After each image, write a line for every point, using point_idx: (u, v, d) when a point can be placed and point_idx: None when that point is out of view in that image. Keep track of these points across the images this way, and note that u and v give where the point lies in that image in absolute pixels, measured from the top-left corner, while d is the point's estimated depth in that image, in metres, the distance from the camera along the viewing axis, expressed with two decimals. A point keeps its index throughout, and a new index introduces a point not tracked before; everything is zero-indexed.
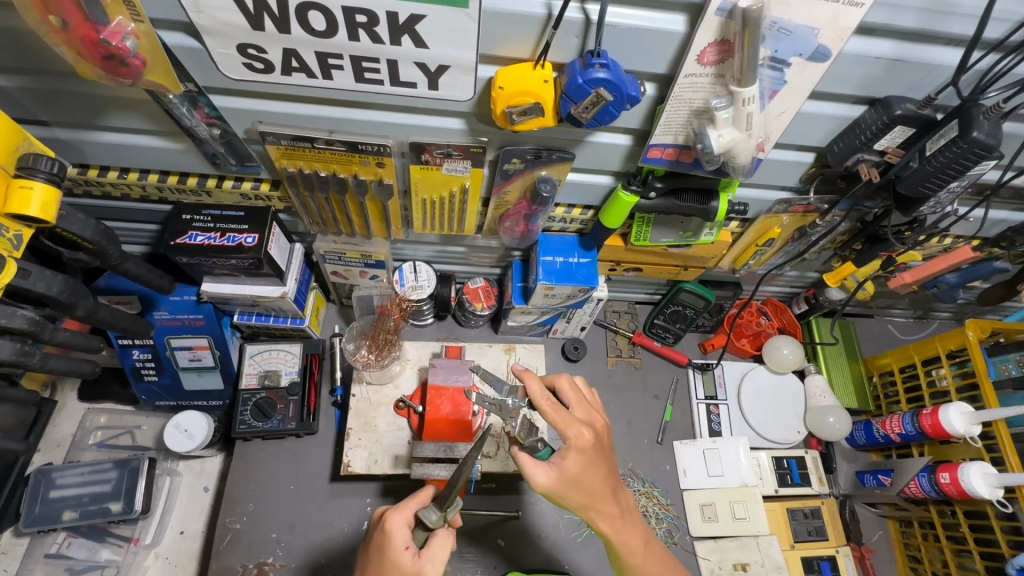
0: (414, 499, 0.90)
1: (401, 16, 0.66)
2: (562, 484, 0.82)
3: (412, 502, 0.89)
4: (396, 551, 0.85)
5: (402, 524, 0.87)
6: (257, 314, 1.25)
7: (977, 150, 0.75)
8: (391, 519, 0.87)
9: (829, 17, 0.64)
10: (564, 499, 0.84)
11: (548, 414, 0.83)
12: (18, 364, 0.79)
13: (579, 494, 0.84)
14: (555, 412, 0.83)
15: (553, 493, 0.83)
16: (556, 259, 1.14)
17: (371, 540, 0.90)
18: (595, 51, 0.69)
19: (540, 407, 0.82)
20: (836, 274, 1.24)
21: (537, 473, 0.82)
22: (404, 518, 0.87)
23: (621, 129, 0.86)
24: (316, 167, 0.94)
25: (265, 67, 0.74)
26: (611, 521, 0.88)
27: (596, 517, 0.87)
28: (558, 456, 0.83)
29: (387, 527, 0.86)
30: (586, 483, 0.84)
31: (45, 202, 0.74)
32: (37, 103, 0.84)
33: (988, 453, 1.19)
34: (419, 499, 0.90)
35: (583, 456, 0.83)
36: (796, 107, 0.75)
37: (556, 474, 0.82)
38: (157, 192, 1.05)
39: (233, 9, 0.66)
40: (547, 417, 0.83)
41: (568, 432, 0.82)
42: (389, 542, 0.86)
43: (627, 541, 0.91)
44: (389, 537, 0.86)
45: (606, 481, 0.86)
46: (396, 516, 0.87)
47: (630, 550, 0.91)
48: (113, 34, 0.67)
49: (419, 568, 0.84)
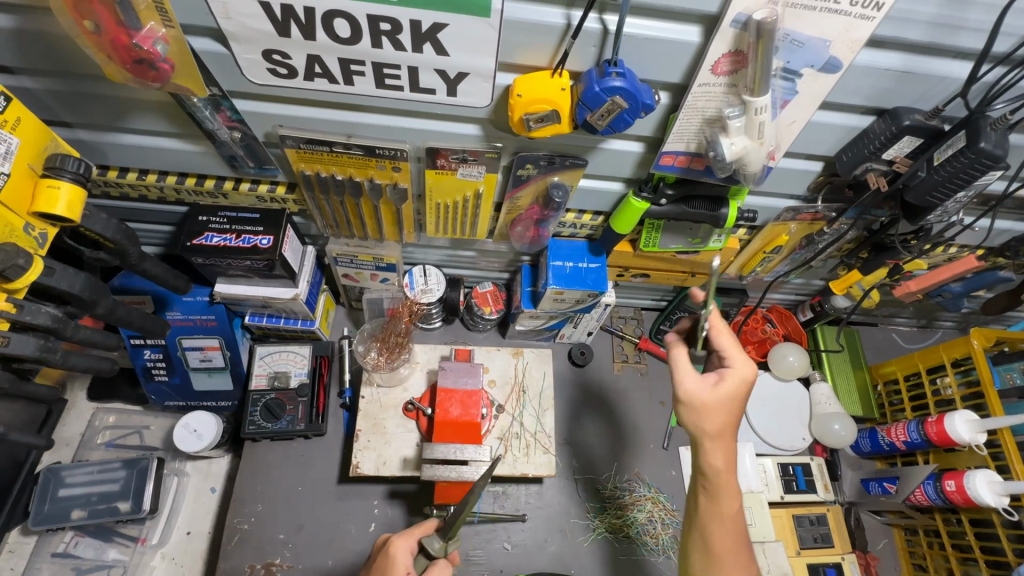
0: (420, 528, 0.92)
1: (425, 24, 0.68)
2: (709, 402, 0.84)
3: (416, 530, 0.92)
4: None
5: (405, 550, 0.89)
6: (268, 315, 1.26)
7: (984, 161, 0.77)
8: (396, 543, 0.89)
9: (840, 29, 0.66)
10: (698, 417, 0.85)
11: (725, 341, 0.86)
12: (41, 361, 0.80)
13: (717, 421, 0.84)
14: (735, 340, 0.87)
15: (700, 408, 0.85)
16: (566, 264, 1.15)
17: (374, 563, 0.91)
18: (612, 60, 0.70)
19: (722, 336, 0.87)
20: (842, 282, 1.28)
21: (685, 378, 0.86)
22: (409, 544, 0.89)
23: (634, 136, 0.88)
24: (333, 170, 0.96)
25: (289, 72, 0.76)
26: (727, 462, 0.85)
27: (712, 451, 0.85)
28: (719, 373, 0.85)
29: (390, 550, 0.88)
30: (737, 417, 0.84)
31: (71, 203, 0.75)
32: (62, 105, 0.85)
33: (993, 461, 1.20)
34: (424, 528, 0.92)
35: (742, 386, 0.84)
36: (807, 116, 0.77)
37: (699, 390, 0.84)
38: (174, 194, 1.07)
39: (261, 16, 0.68)
40: (726, 342, 0.86)
41: (737, 360, 0.85)
42: (391, 566, 0.87)
43: (722, 496, 0.86)
44: (391, 561, 0.88)
45: (734, 423, 0.85)
46: (402, 542, 0.89)
47: (730, 501, 0.86)
48: (144, 38, 0.68)
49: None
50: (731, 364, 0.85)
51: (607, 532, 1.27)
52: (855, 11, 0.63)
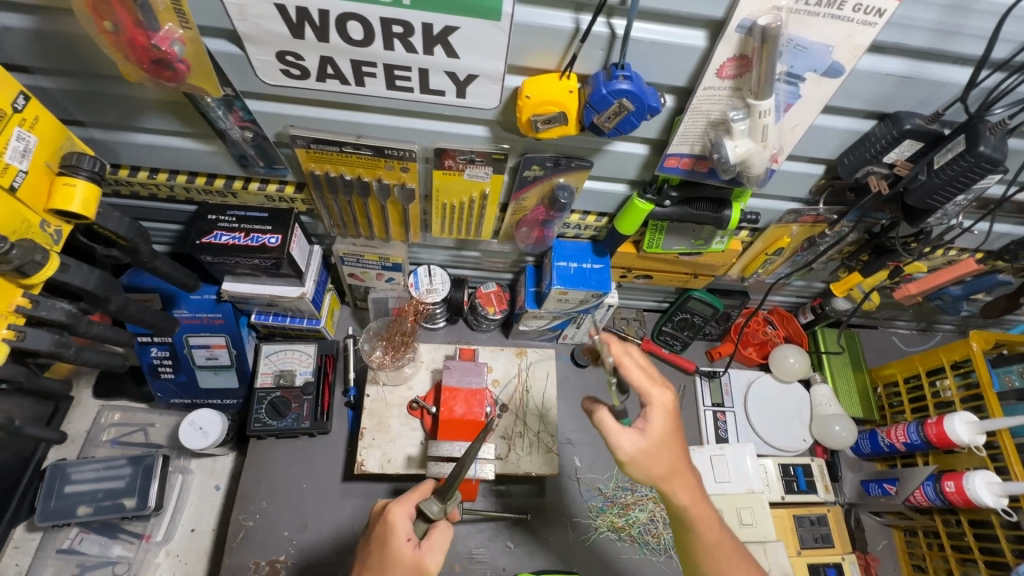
0: (416, 493, 0.92)
1: (436, 27, 0.69)
2: (646, 451, 0.85)
3: (414, 495, 0.92)
4: (398, 542, 0.86)
5: (404, 516, 0.88)
6: (274, 314, 1.27)
7: (983, 164, 0.78)
8: (394, 510, 0.89)
9: (843, 35, 0.67)
10: (644, 467, 0.86)
11: (636, 376, 0.87)
12: (55, 356, 0.81)
13: (661, 461, 0.86)
14: (645, 371, 0.87)
15: (638, 462, 0.85)
16: (570, 265, 1.17)
17: (373, 535, 0.91)
18: (619, 64, 0.72)
19: (626, 367, 0.86)
20: (842, 284, 1.29)
21: (622, 440, 0.85)
22: (407, 509, 0.89)
23: (639, 139, 0.90)
24: (342, 170, 0.97)
25: (302, 73, 0.77)
26: (690, 492, 0.88)
27: (675, 489, 0.87)
28: (642, 423, 0.86)
29: (390, 517, 0.88)
30: (665, 449, 0.85)
31: (86, 200, 0.77)
32: (77, 105, 0.86)
33: (992, 462, 1.21)
34: (419, 492, 0.92)
35: (668, 417, 0.86)
36: (809, 120, 0.79)
37: (639, 444, 0.85)
38: (184, 193, 1.08)
39: (277, 18, 0.69)
40: (638, 380, 0.86)
41: (654, 393, 0.86)
42: (392, 534, 0.87)
43: (702, 527, 0.90)
44: (391, 528, 0.88)
45: (678, 452, 0.87)
46: (398, 508, 0.89)
47: (705, 527, 0.90)
48: (162, 40, 0.70)
49: (419, 558, 0.86)
50: (652, 407, 0.85)
51: (608, 531, 1.28)
52: (858, 17, 0.65)
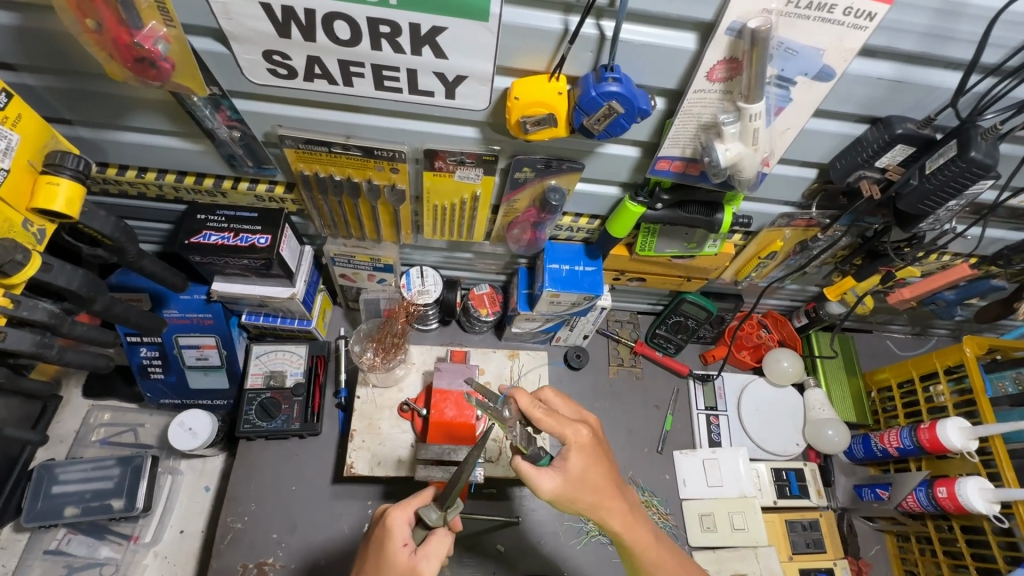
0: (417, 498, 0.90)
1: (423, 28, 0.69)
2: (568, 487, 0.84)
3: (415, 500, 0.90)
4: (394, 547, 0.86)
5: (403, 522, 0.88)
6: (265, 314, 1.27)
7: (975, 169, 0.78)
8: (393, 515, 0.88)
9: (834, 38, 0.67)
10: (572, 502, 0.85)
11: (543, 422, 0.87)
12: (36, 356, 0.80)
13: (588, 493, 0.85)
14: (553, 416, 0.87)
15: (561, 497, 0.85)
16: (562, 267, 1.16)
17: (372, 537, 0.90)
18: (608, 66, 0.71)
19: (536, 417, 0.87)
20: (836, 288, 1.26)
21: (543, 480, 0.83)
22: (406, 515, 0.88)
23: (630, 141, 0.89)
24: (331, 171, 0.96)
25: (289, 73, 0.77)
26: (622, 517, 0.88)
27: (605, 517, 0.87)
28: (561, 463, 0.85)
29: (388, 522, 0.87)
30: (587, 482, 0.85)
31: (70, 199, 0.76)
32: (63, 103, 0.86)
33: (985, 468, 1.20)
34: (420, 497, 0.91)
35: (585, 454, 0.86)
36: (801, 124, 0.78)
37: (559, 484, 0.83)
38: (173, 192, 1.07)
39: (262, 17, 0.68)
40: (544, 425, 0.87)
41: (566, 433, 0.86)
42: (389, 538, 0.86)
43: (639, 548, 0.91)
44: (389, 532, 0.87)
45: (607, 480, 0.86)
46: (398, 513, 0.88)
47: (643, 548, 0.91)
48: (146, 38, 0.69)
49: (415, 565, 0.85)
50: (568, 447, 0.86)
51: (599, 535, 1.27)
52: (848, 20, 0.64)
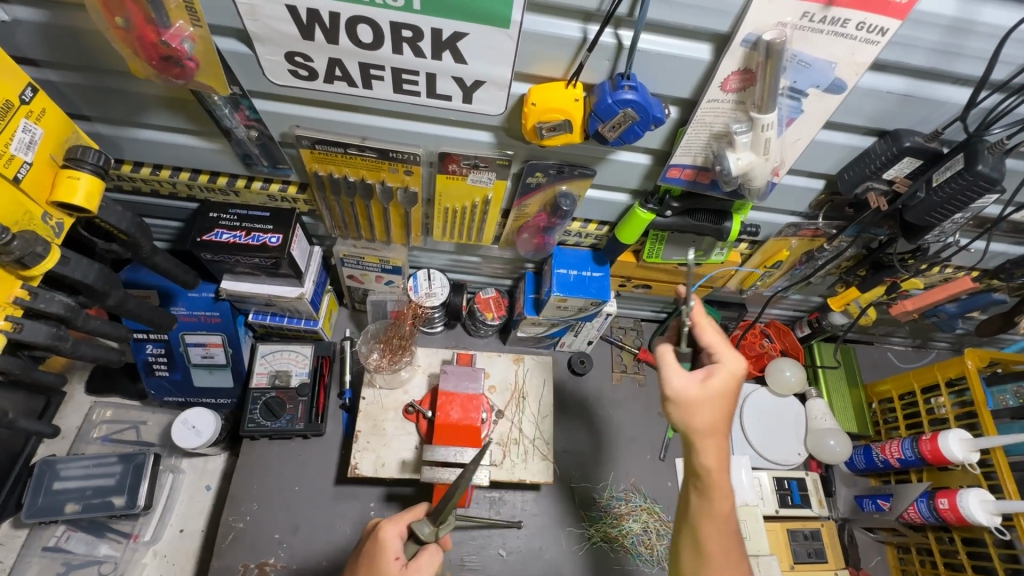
0: (409, 513, 0.91)
1: (445, 33, 0.70)
2: (694, 400, 0.83)
3: (407, 515, 0.91)
4: (385, 560, 0.86)
5: (394, 535, 0.88)
6: (272, 314, 1.27)
7: (981, 183, 0.79)
8: (385, 528, 0.89)
9: (846, 52, 0.68)
10: (682, 416, 0.84)
11: (713, 339, 0.86)
12: (51, 349, 0.80)
13: (702, 414, 0.83)
14: (719, 333, 0.87)
15: (678, 407, 0.84)
16: (570, 272, 1.17)
17: (363, 549, 0.91)
18: (625, 74, 0.73)
19: (712, 332, 0.87)
20: (840, 299, 1.28)
21: (674, 377, 0.83)
22: (398, 529, 0.89)
23: (642, 149, 0.91)
24: (345, 172, 0.97)
25: (309, 74, 0.78)
26: (719, 459, 0.84)
27: (705, 448, 0.83)
28: (703, 376, 0.83)
29: (380, 535, 0.88)
30: (722, 414, 0.83)
31: (90, 193, 0.77)
32: (83, 99, 0.87)
33: (986, 480, 1.21)
34: (413, 512, 0.92)
35: (730, 381, 0.83)
36: (811, 135, 0.79)
37: (688, 390, 0.83)
38: (187, 190, 1.08)
39: (287, 19, 0.70)
40: (721, 341, 0.86)
41: (729, 357, 0.84)
42: (381, 551, 0.87)
43: (715, 496, 0.85)
44: (381, 545, 0.88)
45: (723, 426, 0.84)
46: (390, 527, 0.89)
47: (722, 499, 0.85)
48: (172, 37, 0.70)
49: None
50: (720, 363, 0.84)
51: (601, 541, 1.27)
52: (861, 35, 0.66)
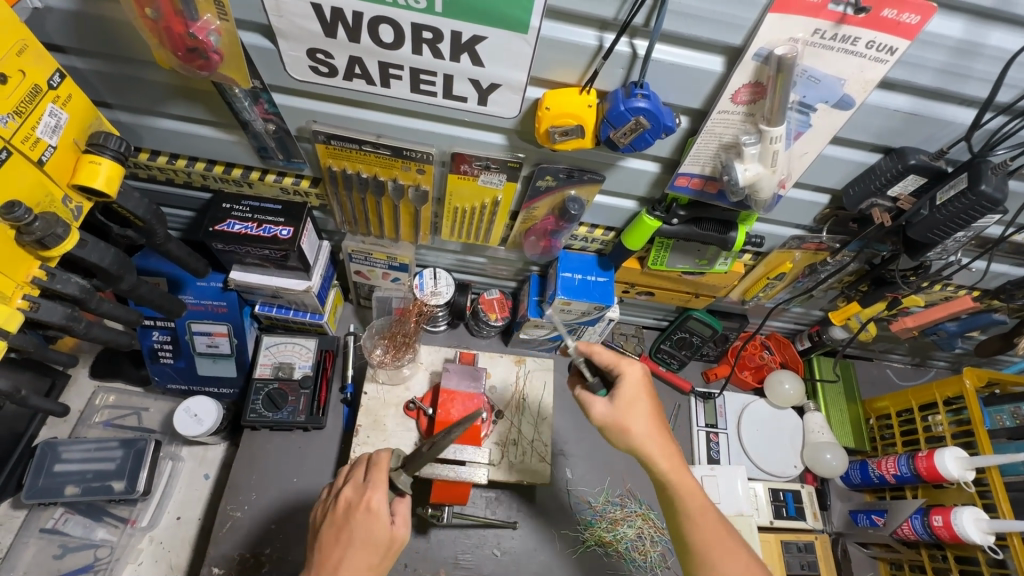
0: (382, 471, 0.94)
1: (464, 36, 0.72)
2: (617, 416, 0.93)
3: (381, 472, 0.94)
4: (384, 524, 0.90)
5: (383, 499, 0.91)
6: (278, 306, 1.29)
7: (984, 203, 0.81)
8: (376, 497, 0.91)
9: (855, 70, 0.70)
10: (619, 432, 0.93)
11: (602, 353, 0.99)
12: (65, 329, 0.82)
13: (633, 422, 0.92)
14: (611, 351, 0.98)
15: (609, 427, 0.94)
16: (574, 276, 1.18)
17: (346, 519, 0.91)
18: (638, 83, 0.74)
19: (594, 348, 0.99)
20: (841, 313, 1.31)
21: (595, 407, 0.96)
22: (383, 491, 0.92)
23: (651, 157, 0.92)
24: (359, 168, 0.99)
25: (329, 71, 0.80)
26: (669, 458, 0.91)
27: (653, 452, 0.91)
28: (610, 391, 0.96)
29: (375, 505, 0.90)
30: (637, 412, 0.93)
31: (110, 178, 0.78)
32: (106, 86, 0.88)
33: (980, 499, 1.21)
34: (383, 468, 0.95)
35: (635, 386, 0.94)
36: (818, 149, 0.81)
37: (607, 411, 0.94)
38: (201, 180, 1.09)
39: (312, 17, 0.71)
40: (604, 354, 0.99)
41: (620, 362, 0.97)
42: (376, 518, 0.90)
43: (686, 494, 0.89)
44: (375, 514, 0.90)
45: (651, 417, 0.93)
46: (378, 494, 0.91)
47: (688, 494, 0.89)
48: (200, 29, 0.72)
49: (399, 534, 0.92)
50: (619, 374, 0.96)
51: (596, 545, 1.27)
52: (870, 53, 0.68)
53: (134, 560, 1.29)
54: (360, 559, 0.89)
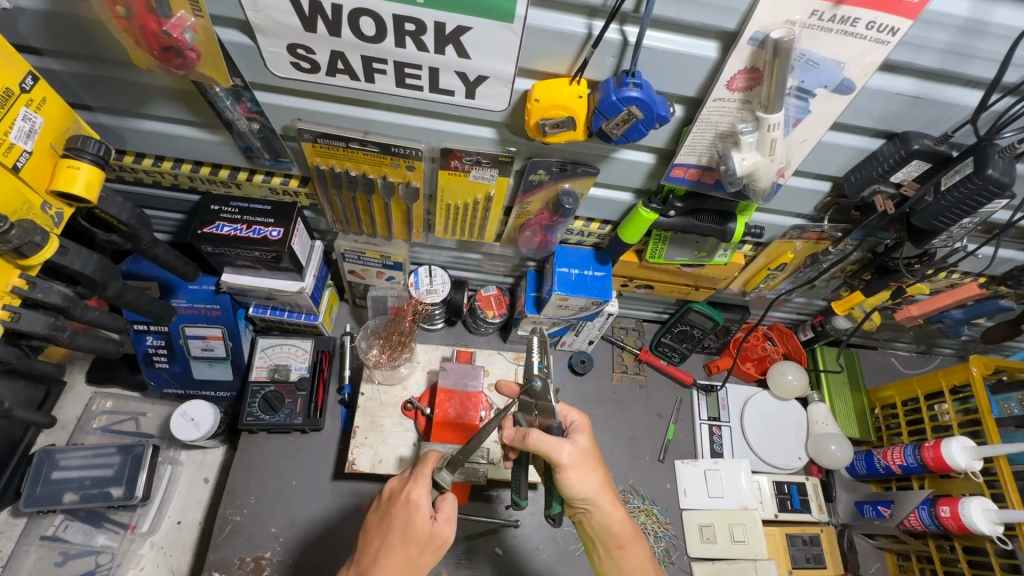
0: (427, 467, 0.94)
1: (448, 27, 0.69)
2: (575, 465, 0.88)
3: (424, 469, 0.94)
4: (420, 518, 0.89)
5: (424, 494, 0.91)
6: (272, 307, 1.27)
7: (991, 187, 0.78)
8: (415, 489, 0.91)
9: (855, 52, 0.67)
10: (574, 482, 0.88)
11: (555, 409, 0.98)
12: (49, 339, 0.80)
13: (591, 477, 0.89)
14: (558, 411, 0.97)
15: (566, 473, 0.88)
16: (572, 271, 1.16)
17: (388, 510, 0.92)
18: (630, 71, 0.71)
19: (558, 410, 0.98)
20: (844, 302, 1.27)
21: (559, 451, 0.87)
22: (425, 486, 0.92)
23: (646, 147, 0.90)
24: (347, 165, 0.97)
25: (311, 67, 0.77)
26: (618, 516, 0.92)
27: (603, 508, 0.90)
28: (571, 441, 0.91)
29: (413, 497, 0.90)
30: (591, 464, 0.90)
31: (90, 183, 0.76)
32: (85, 88, 0.86)
33: (988, 488, 1.19)
34: (430, 465, 0.94)
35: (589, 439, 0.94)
36: (818, 135, 0.78)
37: (573, 454, 0.88)
38: (188, 182, 1.07)
39: (290, 11, 0.69)
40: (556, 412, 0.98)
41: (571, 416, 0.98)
42: (415, 512, 0.90)
43: (626, 549, 0.93)
44: (414, 506, 0.90)
45: (603, 474, 0.91)
46: (419, 488, 0.91)
47: (627, 548, 0.93)
48: (174, 27, 0.70)
49: (438, 530, 0.91)
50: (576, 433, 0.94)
51: None
52: (871, 35, 0.65)
53: (135, 566, 1.28)
54: (397, 549, 0.90)
